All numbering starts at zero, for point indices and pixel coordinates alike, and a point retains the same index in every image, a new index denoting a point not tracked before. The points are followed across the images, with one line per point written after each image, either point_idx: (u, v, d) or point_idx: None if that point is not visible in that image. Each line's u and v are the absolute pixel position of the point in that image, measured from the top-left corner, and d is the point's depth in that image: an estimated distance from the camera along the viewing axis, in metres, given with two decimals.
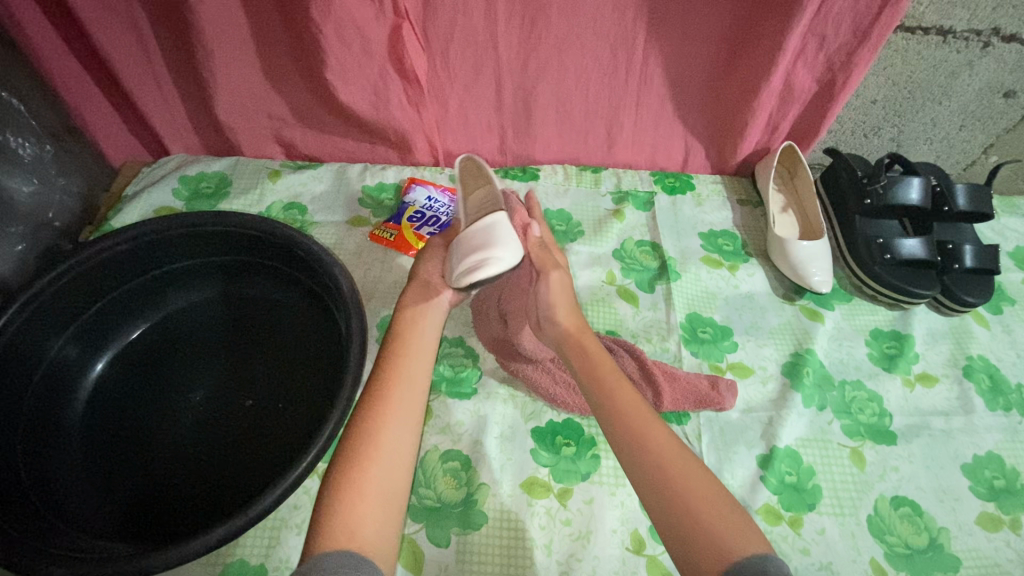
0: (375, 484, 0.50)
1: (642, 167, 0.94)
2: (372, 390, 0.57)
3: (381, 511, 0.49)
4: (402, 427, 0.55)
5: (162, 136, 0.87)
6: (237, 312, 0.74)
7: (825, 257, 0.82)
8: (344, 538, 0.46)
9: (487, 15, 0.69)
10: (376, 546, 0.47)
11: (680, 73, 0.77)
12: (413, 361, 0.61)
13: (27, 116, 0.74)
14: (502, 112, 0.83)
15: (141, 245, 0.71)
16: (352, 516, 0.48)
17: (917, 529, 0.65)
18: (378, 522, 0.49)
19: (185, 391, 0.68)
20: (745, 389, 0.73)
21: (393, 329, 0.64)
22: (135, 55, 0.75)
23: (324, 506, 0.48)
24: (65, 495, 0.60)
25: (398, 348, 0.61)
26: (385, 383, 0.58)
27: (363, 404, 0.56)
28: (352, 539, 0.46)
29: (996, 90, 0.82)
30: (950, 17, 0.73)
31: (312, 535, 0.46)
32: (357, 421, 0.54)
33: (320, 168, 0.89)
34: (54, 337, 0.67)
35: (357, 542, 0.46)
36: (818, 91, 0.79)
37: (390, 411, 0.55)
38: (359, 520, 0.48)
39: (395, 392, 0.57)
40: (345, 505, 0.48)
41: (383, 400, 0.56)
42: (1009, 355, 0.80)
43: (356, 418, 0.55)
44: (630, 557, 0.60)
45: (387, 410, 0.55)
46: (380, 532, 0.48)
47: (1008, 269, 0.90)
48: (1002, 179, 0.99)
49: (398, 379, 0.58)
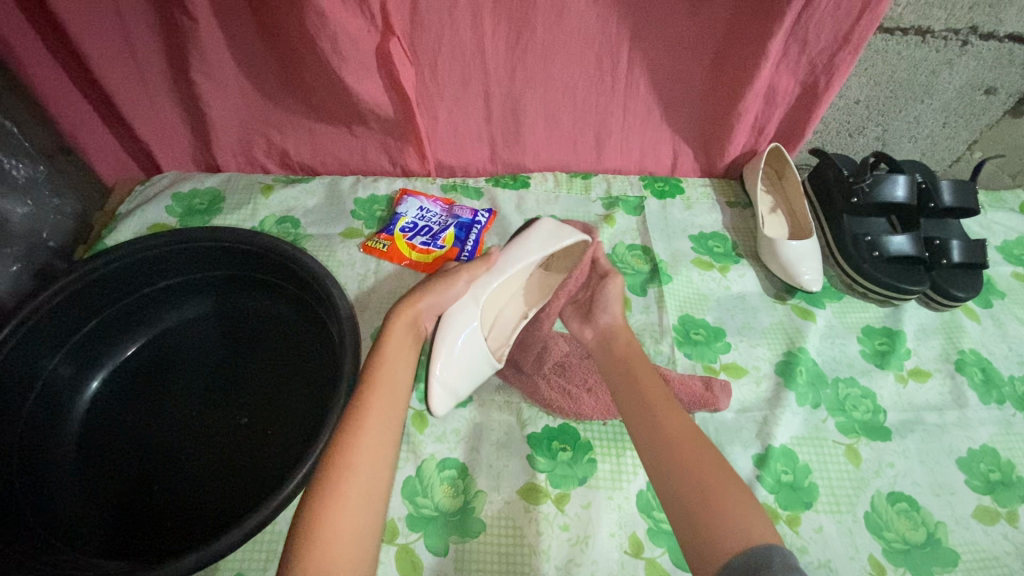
0: (346, 523, 0.50)
1: (632, 172, 0.95)
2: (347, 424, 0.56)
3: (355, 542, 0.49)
4: (381, 451, 0.55)
5: (154, 154, 0.88)
6: (230, 328, 0.74)
7: (815, 256, 0.83)
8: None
9: (474, 27, 0.70)
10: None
11: (666, 79, 0.79)
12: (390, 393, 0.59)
13: (20, 138, 0.76)
14: (491, 122, 0.84)
15: (134, 262, 0.71)
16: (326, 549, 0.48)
17: (914, 524, 0.65)
18: (351, 556, 0.49)
19: (179, 408, 0.68)
20: (739, 389, 0.73)
21: (372, 356, 0.62)
22: (126, 75, 0.76)
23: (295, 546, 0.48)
24: (62, 514, 0.60)
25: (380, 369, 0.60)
26: (363, 407, 0.57)
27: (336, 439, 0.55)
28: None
29: (977, 87, 0.83)
30: (928, 18, 0.74)
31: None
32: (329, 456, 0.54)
33: (311, 182, 0.89)
34: (48, 356, 0.67)
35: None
36: (801, 92, 0.81)
37: (363, 437, 0.55)
38: (330, 557, 0.47)
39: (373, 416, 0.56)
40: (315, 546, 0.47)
41: (358, 436, 0.55)
42: (1001, 348, 0.81)
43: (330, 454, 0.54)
44: (629, 560, 0.60)
45: (361, 446, 0.54)
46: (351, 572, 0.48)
47: (997, 263, 0.90)
48: (988, 174, 1.00)
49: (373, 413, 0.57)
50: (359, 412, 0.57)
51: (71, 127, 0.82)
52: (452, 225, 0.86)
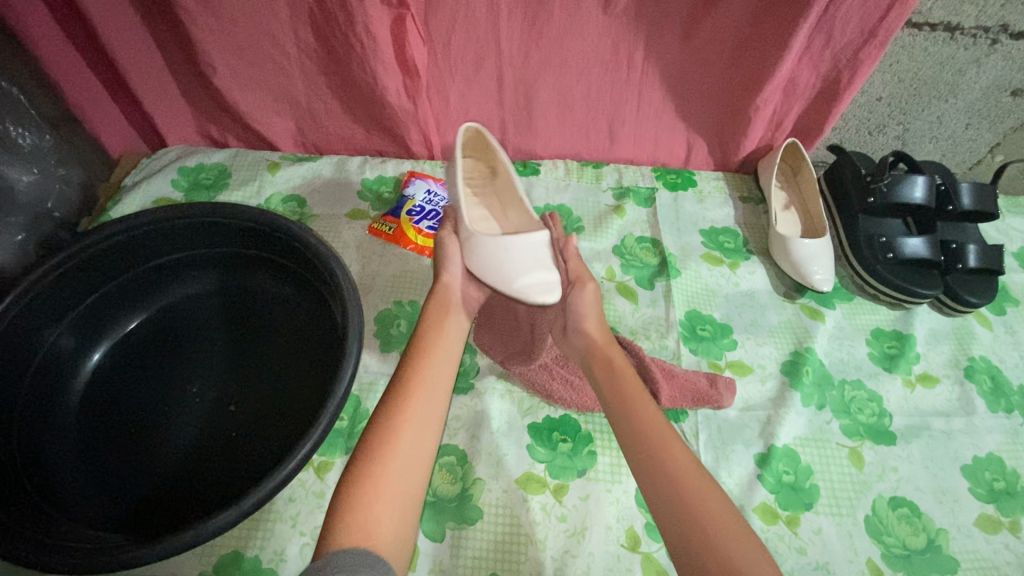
0: (394, 485, 0.50)
1: (644, 162, 0.93)
2: (395, 386, 0.57)
3: (396, 514, 0.49)
4: (428, 423, 0.55)
5: (161, 126, 0.86)
6: (232, 305, 0.74)
7: (827, 256, 0.81)
8: (361, 537, 0.46)
9: (488, 8, 0.68)
10: (392, 546, 0.47)
11: (684, 68, 0.77)
12: (437, 362, 0.60)
13: (26, 105, 0.74)
14: (503, 106, 0.83)
15: (139, 235, 0.70)
16: (368, 517, 0.48)
17: (915, 530, 0.64)
18: (393, 524, 0.49)
19: (179, 384, 0.67)
20: (744, 387, 0.73)
21: (418, 325, 0.64)
22: (134, 44, 0.75)
23: (342, 501, 0.48)
24: (61, 486, 0.60)
25: (427, 344, 0.61)
26: (412, 380, 0.57)
27: (383, 403, 0.56)
28: (366, 539, 0.46)
29: (1003, 88, 0.81)
30: (958, 14, 0.72)
31: (327, 531, 0.46)
32: (377, 418, 0.54)
33: (320, 161, 0.88)
34: (51, 327, 0.67)
35: (372, 542, 0.46)
36: (822, 87, 0.79)
37: (412, 412, 0.55)
38: (373, 523, 0.47)
39: (419, 391, 0.57)
40: (361, 505, 0.48)
41: (406, 399, 0.56)
42: (1012, 356, 0.80)
43: (378, 413, 0.55)
44: (625, 554, 0.60)
45: (407, 416, 0.54)
46: (395, 533, 0.48)
47: (1013, 269, 0.89)
48: (1009, 178, 0.98)
49: (419, 382, 0.57)
50: (408, 376, 0.58)
51: (78, 97, 0.81)
52: None
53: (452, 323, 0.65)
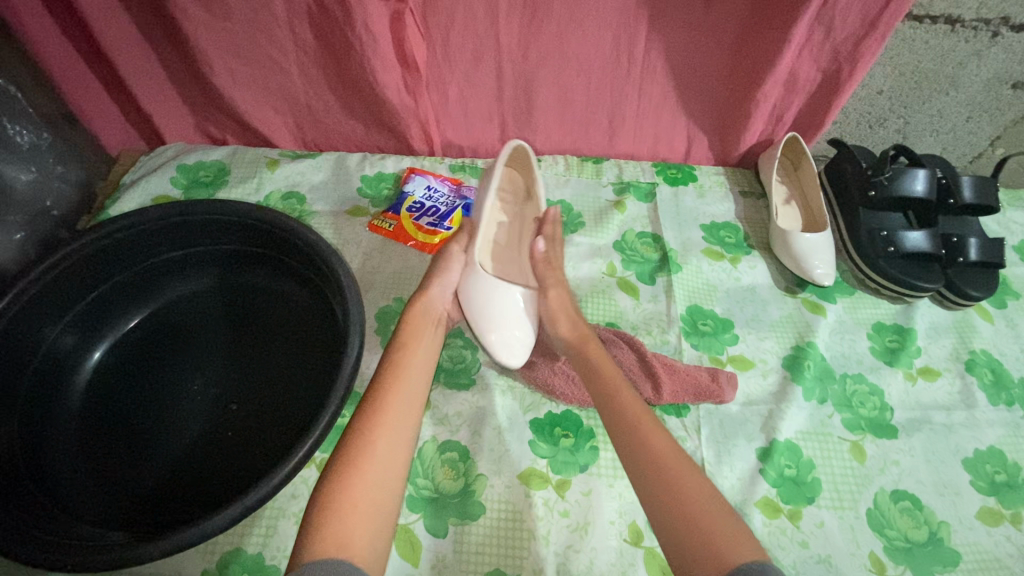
0: (367, 497, 0.50)
1: (644, 158, 0.93)
2: (371, 399, 0.57)
3: (371, 525, 0.49)
4: (403, 435, 0.55)
5: (159, 123, 0.86)
6: (232, 303, 0.74)
7: (828, 249, 0.81)
8: (335, 548, 0.46)
9: (488, 3, 0.68)
10: (365, 556, 0.47)
11: (685, 62, 0.76)
12: (413, 375, 0.60)
13: (24, 103, 0.74)
14: (502, 102, 0.82)
15: (138, 233, 0.70)
16: (344, 528, 0.47)
17: (917, 523, 0.64)
18: (367, 535, 0.48)
19: (180, 382, 0.67)
20: (746, 382, 0.73)
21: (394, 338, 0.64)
22: (131, 41, 0.75)
23: (315, 513, 0.48)
24: (62, 484, 0.60)
25: (402, 357, 0.61)
26: (387, 392, 0.58)
27: (358, 415, 0.56)
28: (341, 550, 0.46)
29: (1003, 80, 0.81)
30: (958, 6, 0.72)
31: (300, 544, 0.46)
32: (351, 431, 0.54)
33: (319, 158, 0.88)
34: (51, 325, 0.66)
35: (347, 552, 0.46)
36: (823, 80, 0.78)
37: (387, 425, 0.55)
38: (347, 534, 0.47)
39: (394, 403, 0.57)
40: (336, 516, 0.48)
41: (380, 412, 0.56)
42: (1013, 350, 0.80)
43: (352, 426, 0.55)
44: (628, 549, 0.60)
45: (382, 428, 0.55)
46: (370, 544, 0.48)
47: (1013, 263, 0.89)
48: (1010, 171, 0.98)
49: (394, 395, 0.58)
50: (383, 389, 0.58)
51: (75, 95, 0.80)
52: (460, 206, 0.85)
53: (428, 336, 0.65)
